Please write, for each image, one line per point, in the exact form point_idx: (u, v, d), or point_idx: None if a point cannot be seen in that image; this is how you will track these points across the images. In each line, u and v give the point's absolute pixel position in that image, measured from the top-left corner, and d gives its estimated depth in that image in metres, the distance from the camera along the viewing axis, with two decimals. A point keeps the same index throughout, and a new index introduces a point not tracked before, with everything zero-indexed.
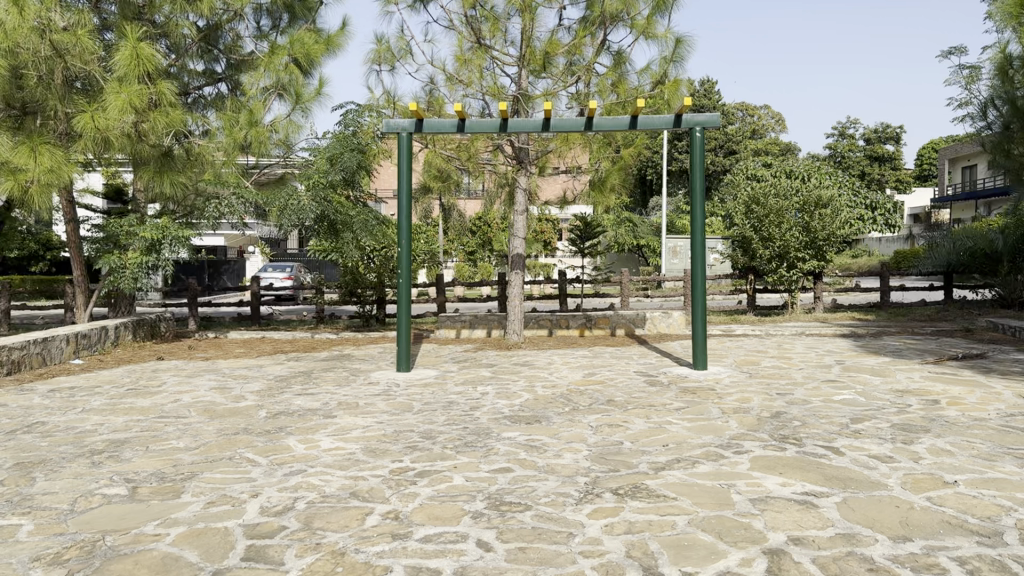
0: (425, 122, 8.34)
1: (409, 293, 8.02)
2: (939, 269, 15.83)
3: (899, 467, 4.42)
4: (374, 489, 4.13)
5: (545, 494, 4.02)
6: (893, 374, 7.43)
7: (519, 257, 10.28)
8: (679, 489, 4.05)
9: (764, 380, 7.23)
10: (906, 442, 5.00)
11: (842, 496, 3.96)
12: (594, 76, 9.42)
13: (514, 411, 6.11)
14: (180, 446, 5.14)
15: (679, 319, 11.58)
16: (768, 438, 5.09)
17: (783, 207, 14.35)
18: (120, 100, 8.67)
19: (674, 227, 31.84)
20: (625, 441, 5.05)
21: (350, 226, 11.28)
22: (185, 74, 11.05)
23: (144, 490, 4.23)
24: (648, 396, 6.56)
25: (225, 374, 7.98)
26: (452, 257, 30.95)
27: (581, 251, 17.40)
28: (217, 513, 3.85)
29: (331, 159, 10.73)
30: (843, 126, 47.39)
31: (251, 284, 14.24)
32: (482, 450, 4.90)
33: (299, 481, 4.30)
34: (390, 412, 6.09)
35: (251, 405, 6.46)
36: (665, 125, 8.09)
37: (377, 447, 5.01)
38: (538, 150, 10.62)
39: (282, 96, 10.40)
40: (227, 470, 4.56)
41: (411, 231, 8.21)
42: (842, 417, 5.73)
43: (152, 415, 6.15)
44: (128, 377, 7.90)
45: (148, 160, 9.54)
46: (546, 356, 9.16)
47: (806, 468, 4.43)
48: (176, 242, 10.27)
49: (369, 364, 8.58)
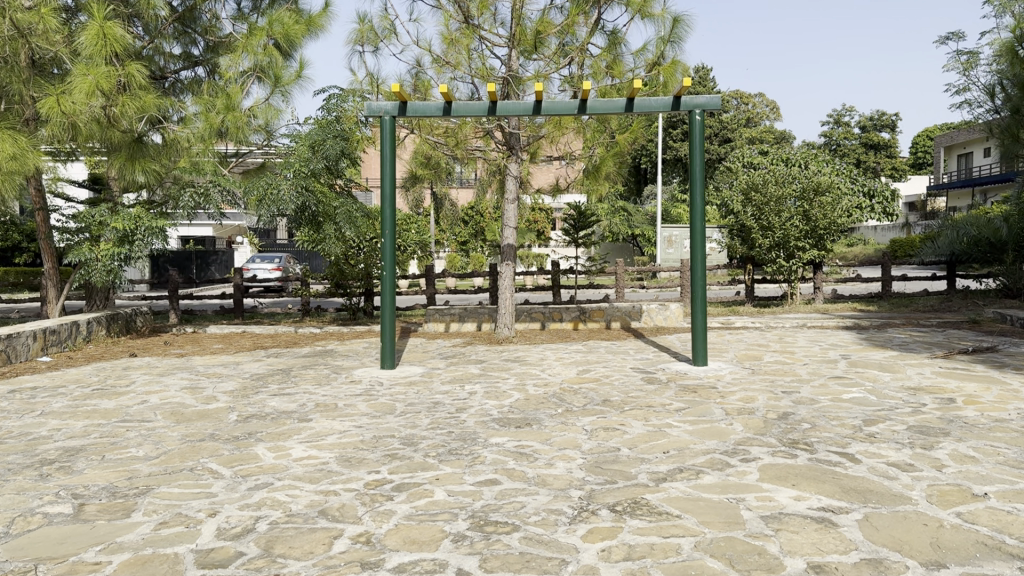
0: (409, 106, 7.87)
1: (392, 285, 7.57)
2: (942, 259, 15.53)
3: (922, 477, 4.04)
4: (345, 507, 3.73)
5: (535, 511, 3.63)
6: (903, 370, 7.06)
7: (510, 247, 9.83)
8: (683, 505, 3.66)
9: (767, 377, 6.86)
10: (926, 447, 4.61)
11: (862, 512, 3.58)
12: (587, 57, 8.99)
13: (503, 412, 5.71)
14: (138, 456, 4.73)
15: (677, 312, 11.17)
16: (777, 443, 4.71)
17: (783, 196, 13.97)
18: (87, 83, 8.18)
19: (670, 216, 31.45)
20: (623, 448, 4.66)
21: (333, 218, 10.78)
22: (160, 57, 10.56)
23: (90, 508, 3.82)
24: (646, 395, 6.16)
25: (198, 372, 7.56)
26: (444, 248, 30.49)
27: (575, 242, 16.89)
28: (169, 537, 3.44)
29: (313, 146, 10.28)
30: (840, 113, 46.92)
31: (233, 277, 13.76)
32: (467, 459, 4.50)
33: (263, 498, 3.90)
34: (370, 415, 5.68)
35: (222, 407, 6.05)
36: (664, 108, 7.68)
37: (352, 456, 4.60)
38: (529, 136, 10.18)
39: (262, 79, 9.94)
40: (187, 484, 4.16)
41: (394, 222, 7.79)
42: (854, 418, 5.35)
43: (115, 419, 5.72)
44: (96, 376, 7.45)
45: (119, 147, 9.08)
46: (538, 351, 8.78)
47: (821, 478, 4.04)
48: (150, 234, 9.82)
49: (352, 361, 8.16)
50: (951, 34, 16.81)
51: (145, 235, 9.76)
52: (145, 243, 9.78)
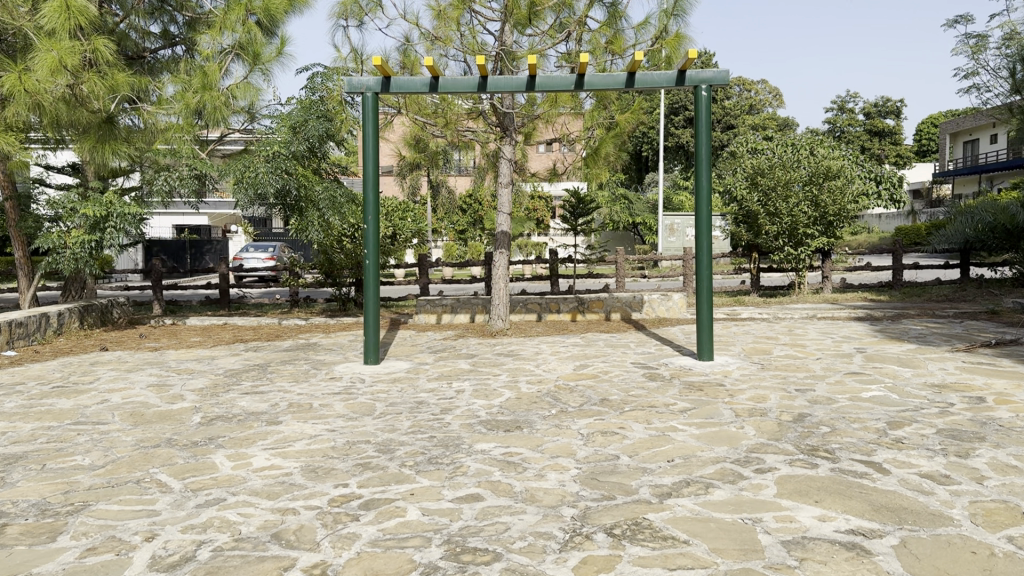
0: (392, 81, 7.35)
1: (375, 275, 7.06)
2: (955, 247, 14.81)
3: (963, 493, 3.56)
4: (303, 530, 3.25)
5: (520, 535, 3.14)
6: (923, 365, 6.56)
7: (504, 235, 9.29)
8: (691, 527, 3.17)
9: (778, 373, 6.38)
10: (961, 455, 4.12)
11: (899, 536, 3.10)
12: (587, 31, 8.47)
13: (492, 414, 5.22)
14: (84, 465, 4.24)
15: (679, 302, 10.73)
16: (795, 451, 4.21)
17: (790, 179, 13.40)
18: (50, 59, 7.63)
19: (672, 204, 30.98)
20: (622, 456, 4.17)
21: (316, 203, 10.28)
22: (136, 35, 10.10)
23: (12, 531, 3.32)
24: (648, 394, 5.66)
25: (169, 369, 7.07)
26: (442, 236, 29.89)
27: (575, 229, 16.33)
28: (94, 567, 2.95)
29: (295, 127, 9.74)
30: (842, 99, 46.19)
31: (219, 266, 13.29)
32: (448, 469, 4.01)
33: (212, 518, 3.41)
34: (346, 417, 5.19)
35: (186, 407, 5.57)
36: (667, 83, 7.15)
37: (319, 466, 4.12)
38: (524, 116, 9.45)
39: (241, 57, 9.42)
40: (129, 500, 3.67)
41: (378, 207, 7.30)
42: (877, 421, 4.85)
43: (68, 421, 5.24)
44: (60, 372, 6.95)
45: (88, 129, 8.54)
46: (533, 344, 8.31)
47: (847, 494, 3.56)
48: (123, 221, 9.29)
49: (335, 356, 7.67)
50: (958, 17, 16.35)
51: (118, 221, 9.22)
52: (118, 230, 9.26)
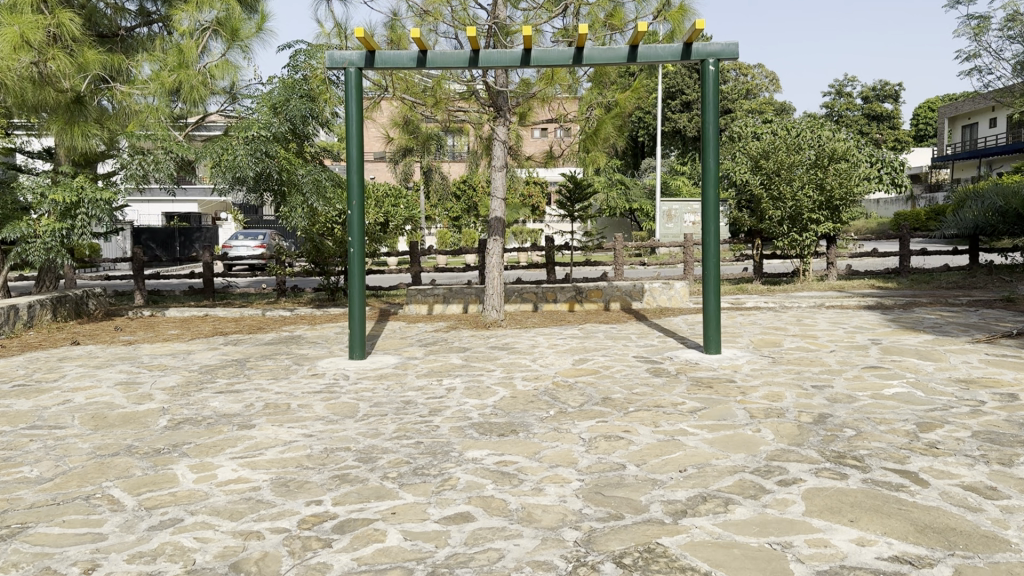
0: (377, 56, 6.83)
1: (361, 263, 6.60)
2: (963, 232, 14.20)
3: (1016, 509, 3.15)
4: (266, 559, 2.83)
5: (515, 567, 2.72)
6: (945, 358, 6.16)
7: (498, 221, 8.83)
8: (713, 555, 2.75)
9: (791, 367, 5.97)
10: (1005, 463, 3.71)
11: (952, 564, 2.68)
12: (585, 5, 7.99)
13: (484, 415, 4.80)
14: (30, 477, 3.81)
15: (681, 291, 10.33)
16: (820, 459, 3.80)
17: (795, 161, 12.93)
18: (12, 33, 7.10)
19: (670, 189, 30.51)
20: (629, 465, 3.76)
21: (299, 187, 9.67)
22: (110, 11, 9.60)
23: None
24: (653, 392, 5.24)
25: (140, 365, 6.62)
26: (435, 223, 29.48)
27: (572, 215, 15.82)
28: None
29: (276, 106, 9.24)
30: (840, 83, 45.66)
31: (204, 254, 12.77)
32: (435, 482, 3.59)
33: (162, 545, 2.98)
34: (326, 419, 4.76)
35: (153, 409, 5.14)
36: (672, 56, 6.63)
37: (291, 478, 3.69)
38: (519, 95, 8.95)
39: (219, 33, 8.94)
40: (74, 521, 3.24)
41: (362, 192, 6.82)
42: (905, 423, 4.44)
43: (21, 426, 4.79)
44: (23, 369, 6.52)
45: (57, 110, 8.04)
46: (528, 336, 7.89)
47: (885, 510, 3.15)
48: (95, 208, 8.78)
49: (320, 350, 7.24)
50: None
51: (90, 208, 8.76)
52: (90, 217, 8.77)
